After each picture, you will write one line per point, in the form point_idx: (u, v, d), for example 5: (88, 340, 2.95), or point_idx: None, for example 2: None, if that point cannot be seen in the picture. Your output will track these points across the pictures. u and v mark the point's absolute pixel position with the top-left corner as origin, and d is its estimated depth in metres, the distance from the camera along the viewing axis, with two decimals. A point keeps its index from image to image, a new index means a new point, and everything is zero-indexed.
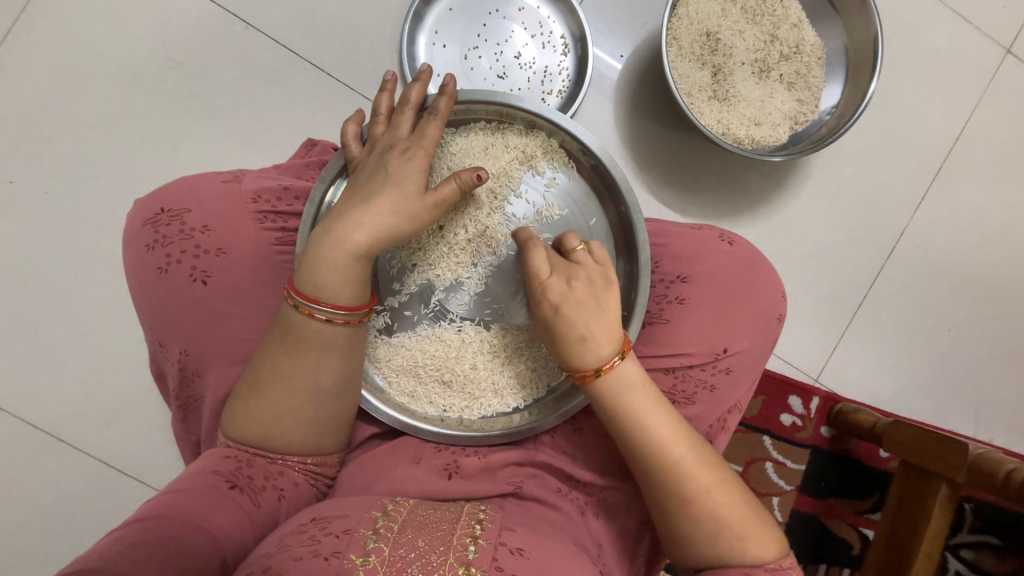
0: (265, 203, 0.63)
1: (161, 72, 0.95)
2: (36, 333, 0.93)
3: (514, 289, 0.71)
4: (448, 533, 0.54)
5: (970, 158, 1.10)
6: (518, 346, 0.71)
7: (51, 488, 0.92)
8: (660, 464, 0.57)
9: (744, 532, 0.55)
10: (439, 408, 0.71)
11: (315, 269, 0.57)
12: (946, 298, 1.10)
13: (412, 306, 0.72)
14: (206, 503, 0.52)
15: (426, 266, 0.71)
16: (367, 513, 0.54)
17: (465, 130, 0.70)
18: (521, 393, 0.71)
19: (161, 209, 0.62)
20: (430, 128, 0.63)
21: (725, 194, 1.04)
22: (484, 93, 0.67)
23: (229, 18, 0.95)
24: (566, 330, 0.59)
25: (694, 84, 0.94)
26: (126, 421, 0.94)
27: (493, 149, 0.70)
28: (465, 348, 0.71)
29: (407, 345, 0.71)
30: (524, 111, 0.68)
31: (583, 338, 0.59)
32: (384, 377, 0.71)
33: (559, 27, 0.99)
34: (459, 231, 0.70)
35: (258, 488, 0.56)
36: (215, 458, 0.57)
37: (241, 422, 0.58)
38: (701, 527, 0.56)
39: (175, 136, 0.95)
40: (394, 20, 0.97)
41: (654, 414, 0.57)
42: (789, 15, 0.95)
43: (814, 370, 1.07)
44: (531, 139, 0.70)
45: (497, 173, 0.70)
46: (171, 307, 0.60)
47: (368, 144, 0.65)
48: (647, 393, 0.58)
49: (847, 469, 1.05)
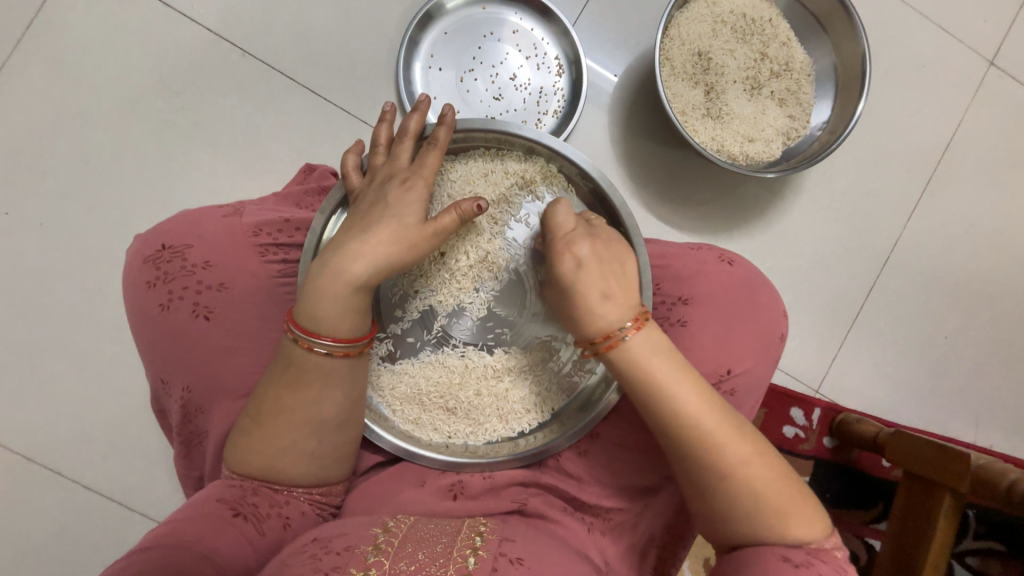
0: (266, 236, 0.63)
1: (157, 101, 0.95)
2: (32, 365, 0.92)
3: (518, 312, 0.72)
4: (447, 545, 0.54)
5: (960, 167, 1.12)
6: (522, 370, 0.72)
7: (47, 524, 0.90)
8: (689, 432, 0.56)
9: (784, 510, 0.53)
10: (444, 435, 0.70)
11: (314, 304, 0.56)
12: (941, 305, 1.12)
13: (414, 333, 0.72)
14: (208, 530, 0.51)
15: (429, 292, 0.71)
16: (368, 530, 0.54)
17: (465, 158, 0.71)
18: (526, 418, 0.71)
19: (162, 245, 0.61)
20: (429, 159, 0.64)
21: (721, 208, 1.06)
22: (482, 123, 0.67)
23: (226, 47, 0.96)
24: (584, 290, 0.60)
25: (688, 103, 0.95)
26: (124, 452, 0.93)
27: (493, 176, 0.71)
28: (469, 373, 0.71)
29: (411, 372, 0.71)
30: (523, 138, 0.68)
31: (605, 296, 0.60)
32: (388, 405, 0.71)
33: (553, 48, 1.00)
34: (461, 257, 0.71)
35: (263, 516, 0.56)
36: (221, 485, 0.57)
37: (245, 454, 0.58)
38: (739, 500, 0.54)
39: (172, 163, 0.95)
40: (391, 46, 0.98)
41: (683, 379, 0.57)
42: (777, 34, 0.97)
43: (814, 382, 1.08)
44: (530, 164, 0.71)
45: (496, 199, 0.71)
46: (173, 344, 0.60)
47: (368, 174, 0.65)
48: (673, 360, 0.58)
49: (851, 480, 1.06)
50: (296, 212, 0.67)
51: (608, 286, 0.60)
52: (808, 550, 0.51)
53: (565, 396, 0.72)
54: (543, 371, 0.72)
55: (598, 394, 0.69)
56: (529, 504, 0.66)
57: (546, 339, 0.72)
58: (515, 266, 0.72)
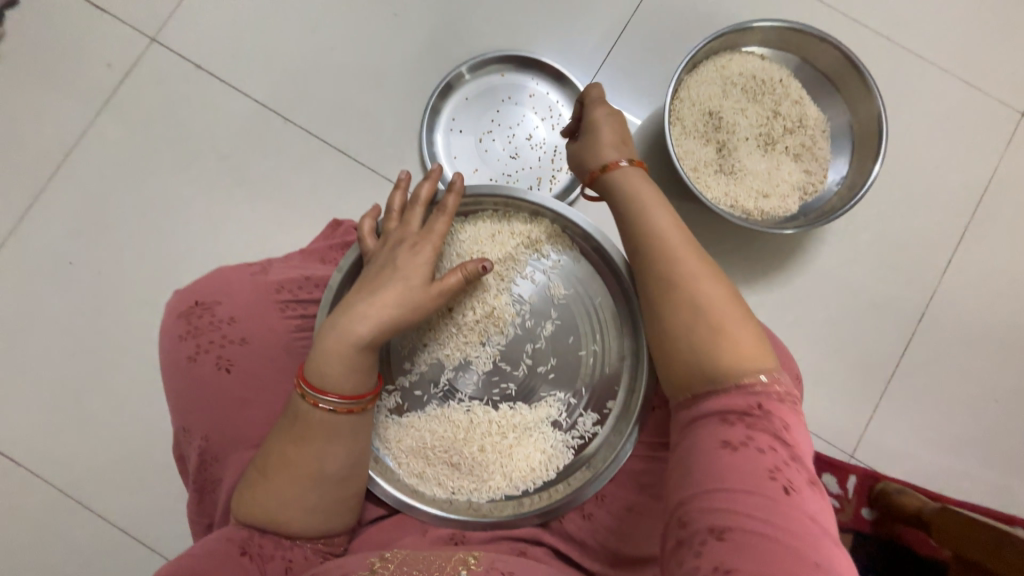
0: (288, 292, 0.68)
1: (208, 163, 1.06)
2: (79, 402, 1.00)
3: (523, 367, 0.74)
4: (440, 564, 0.54)
5: (996, 219, 1.07)
6: (527, 426, 0.72)
7: (78, 555, 0.96)
8: (658, 257, 0.56)
9: (736, 349, 0.49)
10: (447, 490, 0.70)
11: (321, 362, 0.59)
12: (987, 364, 1.04)
13: (422, 386, 0.74)
14: (217, 568, 0.54)
15: (437, 346, 0.74)
16: (364, 559, 0.54)
17: (474, 219, 0.75)
18: (531, 477, 0.71)
19: (194, 301, 0.66)
20: (438, 224, 0.67)
21: (740, 260, 1.04)
22: (490, 188, 0.72)
23: (271, 115, 1.07)
24: (599, 135, 0.68)
25: (700, 160, 0.97)
26: (151, 489, 0.98)
27: (500, 236, 0.75)
28: (472, 429, 0.72)
29: (417, 425, 0.72)
30: (529, 202, 0.73)
31: (620, 137, 0.68)
32: (394, 458, 0.71)
33: (567, 110, 1.06)
34: (468, 313, 0.74)
35: (268, 557, 0.57)
36: (230, 528, 0.59)
37: (250, 501, 0.58)
38: (703, 331, 0.51)
39: (215, 218, 1.05)
40: (415, 111, 1.06)
41: (669, 224, 0.58)
42: (789, 93, 0.98)
43: (848, 446, 1.01)
44: (536, 225, 0.75)
45: (503, 257, 0.74)
46: (195, 394, 0.63)
47: (382, 237, 0.69)
48: (664, 213, 0.59)
49: (897, 560, 0.95)
50: (316, 269, 0.72)
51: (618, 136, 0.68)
52: (778, 436, 0.45)
53: (570, 455, 0.72)
54: (547, 429, 0.72)
55: (603, 454, 0.69)
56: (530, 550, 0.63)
57: (552, 396, 0.73)
58: (522, 322, 0.75)
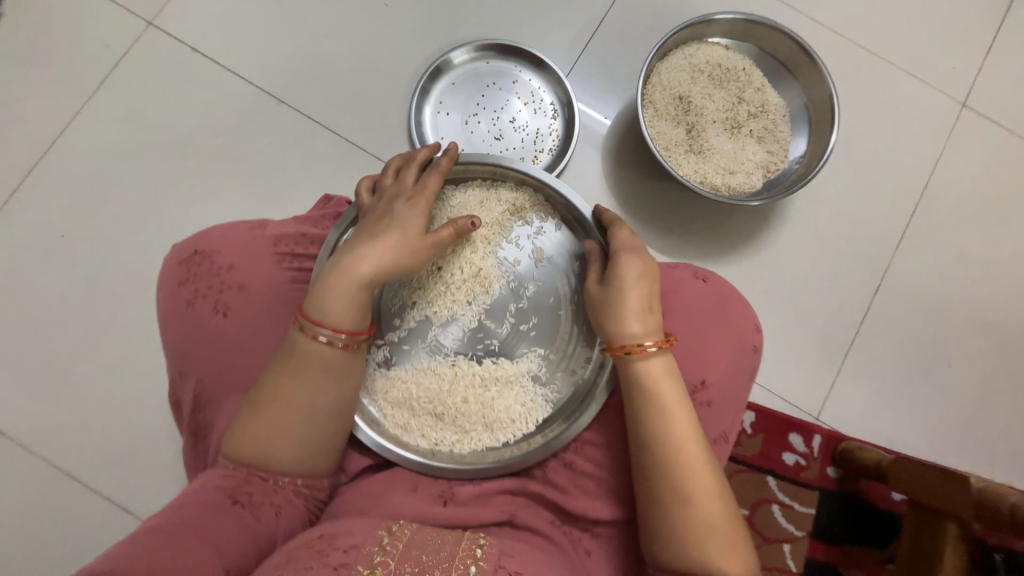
0: (285, 246, 0.72)
1: (202, 141, 1.09)
2: (68, 372, 1.01)
3: (505, 325, 0.78)
4: (449, 554, 0.55)
5: (943, 199, 1.16)
6: (508, 380, 0.76)
7: (60, 527, 0.96)
8: (670, 461, 0.60)
9: (721, 547, 0.58)
10: (431, 441, 0.73)
11: (323, 298, 0.63)
12: (938, 333, 1.12)
13: (409, 340, 0.78)
14: (210, 520, 0.54)
15: (425, 304, 0.78)
16: (373, 531, 0.55)
17: (464, 186, 0.81)
18: (511, 430, 0.75)
19: (195, 250, 0.69)
20: (431, 181, 0.72)
21: (710, 237, 1.11)
22: (479, 157, 0.78)
23: (265, 97, 1.11)
24: (621, 299, 0.66)
25: (671, 140, 1.05)
26: (138, 459, 0.99)
27: (488, 203, 0.80)
28: (456, 381, 0.75)
29: (403, 378, 0.76)
30: (515, 171, 0.79)
31: (645, 312, 0.65)
32: (380, 409, 0.74)
33: (548, 95, 1.12)
34: (455, 272, 0.78)
35: (258, 504, 0.59)
36: (217, 476, 0.60)
37: (240, 438, 0.61)
38: (695, 528, 0.58)
39: (209, 194, 1.08)
40: (404, 95, 1.12)
41: (681, 412, 0.62)
42: (751, 80, 1.07)
43: (813, 409, 1.08)
44: (522, 194, 0.81)
45: (491, 222, 0.80)
46: (192, 337, 0.66)
47: (378, 194, 0.74)
48: (679, 399, 0.62)
49: (860, 515, 1.02)
50: (313, 227, 0.76)
51: (645, 312, 0.65)
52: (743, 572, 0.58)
53: (549, 409, 0.76)
54: (527, 383, 0.77)
55: (579, 404, 0.73)
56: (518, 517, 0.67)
57: (533, 352, 0.78)
58: (506, 283, 0.79)
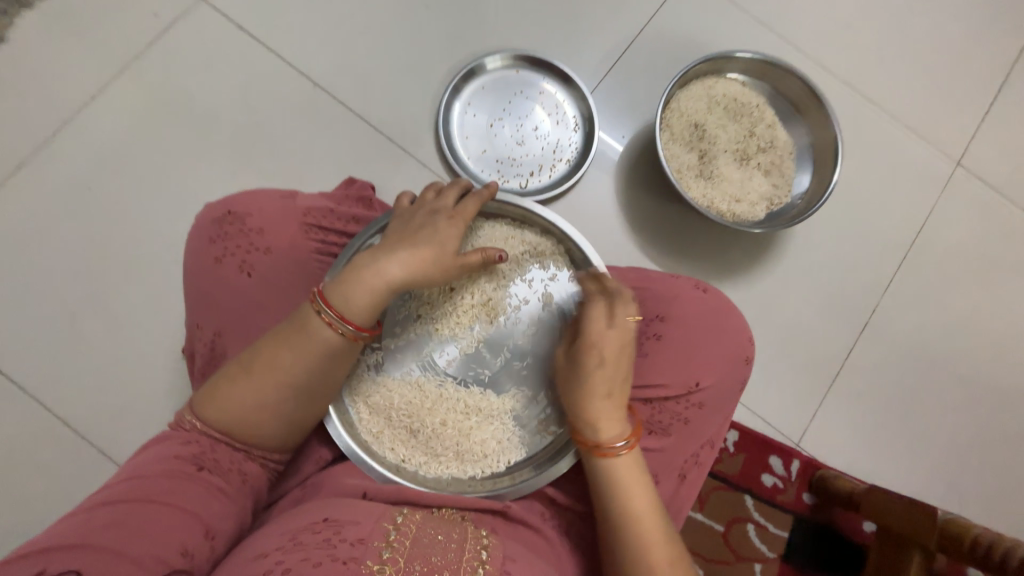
0: (313, 218, 0.75)
1: (235, 114, 1.13)
2: (75, 321, 1.03)
3: (498, 359, 0.81)
4: (455, 555, 0.55)
5: (932, 249, 1.22)
6: (491, 413, 0.78)
7: (49, 473, 0.96)
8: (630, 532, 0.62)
9: None
10: (398, 456, 0.74)
11: (347, 287, 0.64)
12: (918, 375, 1.17)
13: (404, 351, 0.80)
14: (175, 488, 0.54)
15: (427, 319, 0.81)
16: (379, 524, 0.56)
17: (494, 221, 0.85)
18: (482, 463, 0.76)
19: (228, 210, 0.72)
20: (470, 206, 0.75)
21: (711, 260, 1.16)
22: (516, 199, 0.82)
23: (301, 79, 1.15)
24: (592, 384, 0.66)
25: (683, 163, 1.10)
26: (134, 414, 1.00)
27: (511, 240, 0.84)
28: (440, 402, 0.78)
29: (390, 386, 0.78)
30: (543, 219, 0.83)
31: (607, 397, 0.66)
32: (357, 412, 0.76)
33: (571, 109, 1.18)
34: (466, 296, 0.82)
35: (224, 471, 0.59)
36: (173, 445, 0.58)
37: (216, 403, 0.60)
38: None
39: (236, 165, 1.11)
40: (434, 93, 1.17)
41: (638, 482, 0.64)
42: (764, 117, 1.13)
43: (795, 435, 1.11)
44: (545, 240, 0.84)
45: (510, 259, 0.83)
46: (215, 292, 0.69)
47: (416, 203, 0.76)
48: (638, 471, 0.65)
49: (831, 542, 1.05)
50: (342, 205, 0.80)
51: (611, 395, 0.66)
52: None
53: (523, 452, 0.77)
54: (510, 419, 0.79)
55: (554, 451, 0.74)
56: (512, 509, 0.69)
57: (520, 391, 0.80)
58: (508, 318, 0.82)
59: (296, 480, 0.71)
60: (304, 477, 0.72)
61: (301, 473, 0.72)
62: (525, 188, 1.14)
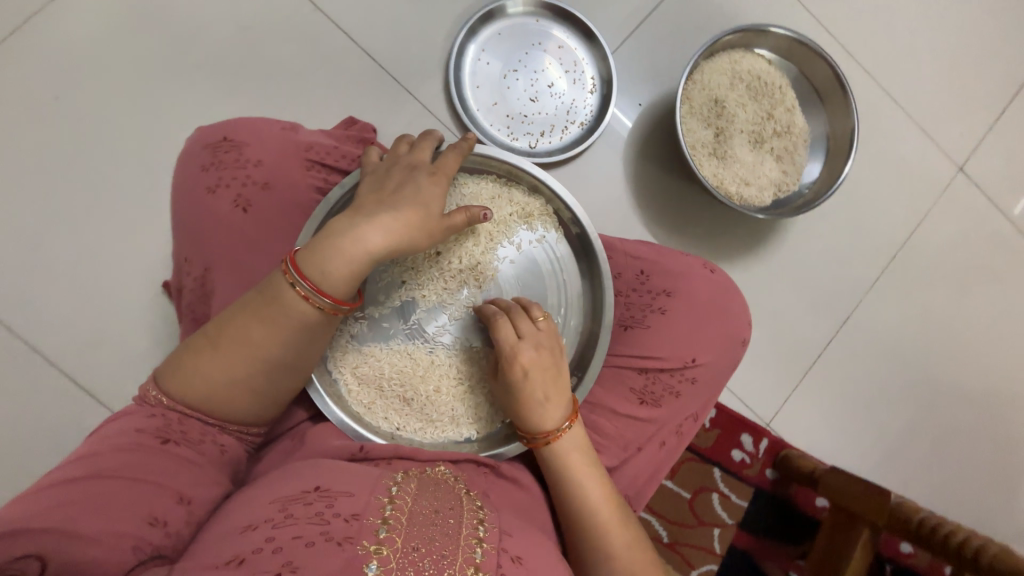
0: (316, 154, 0.70)
1: (226, 31, 1.03)
2: (44, 244, 0.96)
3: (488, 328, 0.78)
4: (455, 528, 0.51)
5: (922, 252, 1.26)
6: (481, 378, 0.77)
7: (19, 398, 0.93)
8: (590, 524, 0.63)
9: None
10: (393, 425, 0.74)
11: (322, 255, 0.58)
12: (888, 371, 1.23)
13: (390, 319, 0.77)
14: (141, 462, 0.51)
15: (415, 285, 0.78)
16: (374, 496, 0.52)
17: (478, 178, 0.81)
18: (476, 425, 0.77)
19: (223, 137, 0.67)
20: (448, 160, 0.70)
21: (711, 241, 1.17)
22: (501, 154, 0.79)
23: (301, 0, 1.05)
24: (528, 392, 0.66)
25: (698, 140, 1.07)
26: (110, 346, 0.96)
27: (499, 201, 0.80)
28: (432, 369, 0.77)
29: (377, 356, 0.76)
30: (531, 176, 0.80)
31: (544, 399, 0.66)
32: (346, 384, 0.75)
33: (590, 69, 1.12)
34: (453, 260, 0.78)
35: (196, 441, 0.56)
36: (135, 419, 0.55)
37: (183, 379, 0.56)
38: None
39: (225, 90, 1.02)
40: (448, 34, 1.08)
41: (589, 473, 0.65)
42: (784, 100, 1.10)
43: (766, 415, 1.17)
44: (533, 200, 0.82)
45: (497, 220, 0.80)
46: (206, 225, 0.64)
47: (390, 159, 0.70)
48: (587, 459, 0.66)
49: (785, 514, 1.12)
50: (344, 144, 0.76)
51: (541, 403, 0.66)
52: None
53: None
54: None
55: None
56: (505, 467, 0.70)
57: None
58: (498, 281, 0.80)
59: (286, 427, 0.71)
60: (294, 424, 0.71)
61: (291, 420, 0.71)
62: (534, 148, 1.09)
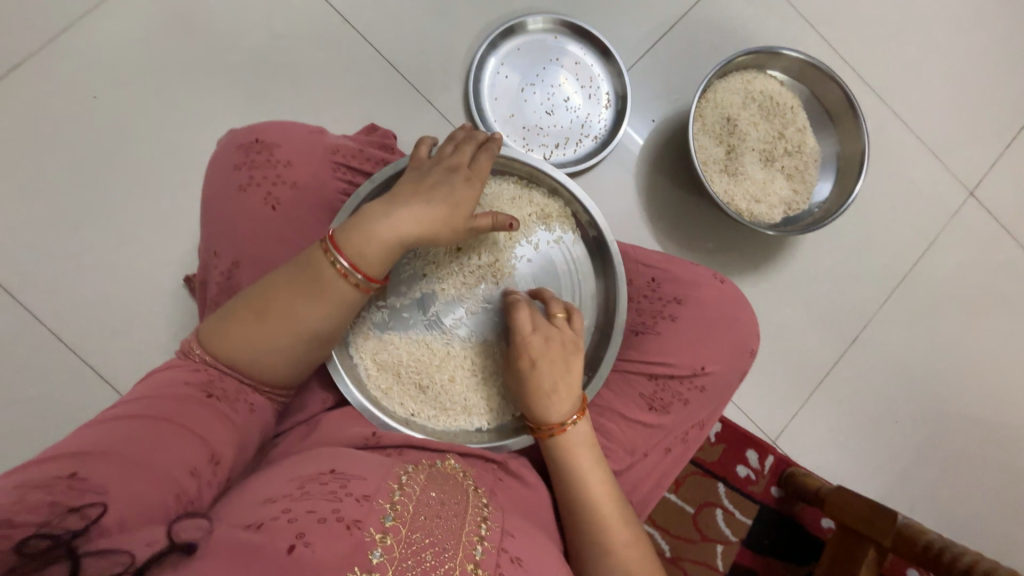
0: (342, 157, 0.73)
1: (257, 39, 1.07)
2: (73, 235, 1.00)
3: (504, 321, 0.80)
4: (459, 521, 0.53)
5: (932, 274, 1.26)
6: (496, 370, 0.79)
7: (40, 384, 0.95)
8: (592, 516, 0.65)
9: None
10: (408, 411, 0.76)
11: (361, 238, 0.61)
12: (896, 392, 1.23)
13: (410, 310, 0.79)
14: (180, 411, 0.53)
15: (435, 278, 0.80)
16: (385, 482, 0.53)
17: (500, 178, 0.83)
18: (488, 416, 0.78)
19: (256, 139, 0.70)
20: (483, 163, 0.72)
21: (720, 256, 1.18)
22: (524, 155, 0.81)
23: (330, 12, 1.09)
24: (538, 382, 0.68)
25: (710, 156, 1.09)
26: (130, 336, 0.99)
27: (519, 201, 0.83)
28: (447, 360, 0.78)
29: (396, 343, 0.78)
30: (552, 179, 0.83)
31: (552, 392, 0.67)
32: (365, 369, 0.76)
33: (605, 85, 1.15)
34: (474, 256, 0.81)
35: (232, 399, 0.58)
36: (182, 371, 0.57)
37: (225, 338, 0.59)
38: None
39: (254, 94, 1.07)
40: (469, 47, 1.12)
41: (593, 464, 0.67)
42: (796, 120, 1.13)
43: (772, 432, 1.17)
44: (552, 202, 0.84)
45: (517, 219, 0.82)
46: (237, 221, 0.67)
47: (434, 155, 0.72)
48: (593, 451, 0.67)
49: (790, 533, 1.11)
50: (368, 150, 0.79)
51: (552, 393, 0.67)
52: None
53: None
54: None
55: None
56: (513, 463, 0.70)
57: None
58: (516, 278, 0.82)
59: (300, 417, 0.71)
60: (309, 415, 0.72)
61: (306, 411, 0.72)
62: (548, 160, 1.12)
